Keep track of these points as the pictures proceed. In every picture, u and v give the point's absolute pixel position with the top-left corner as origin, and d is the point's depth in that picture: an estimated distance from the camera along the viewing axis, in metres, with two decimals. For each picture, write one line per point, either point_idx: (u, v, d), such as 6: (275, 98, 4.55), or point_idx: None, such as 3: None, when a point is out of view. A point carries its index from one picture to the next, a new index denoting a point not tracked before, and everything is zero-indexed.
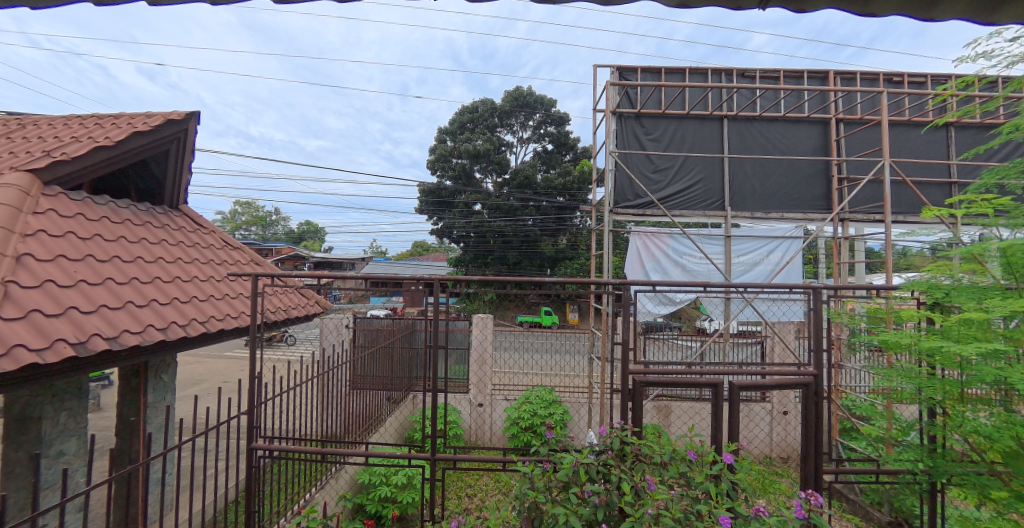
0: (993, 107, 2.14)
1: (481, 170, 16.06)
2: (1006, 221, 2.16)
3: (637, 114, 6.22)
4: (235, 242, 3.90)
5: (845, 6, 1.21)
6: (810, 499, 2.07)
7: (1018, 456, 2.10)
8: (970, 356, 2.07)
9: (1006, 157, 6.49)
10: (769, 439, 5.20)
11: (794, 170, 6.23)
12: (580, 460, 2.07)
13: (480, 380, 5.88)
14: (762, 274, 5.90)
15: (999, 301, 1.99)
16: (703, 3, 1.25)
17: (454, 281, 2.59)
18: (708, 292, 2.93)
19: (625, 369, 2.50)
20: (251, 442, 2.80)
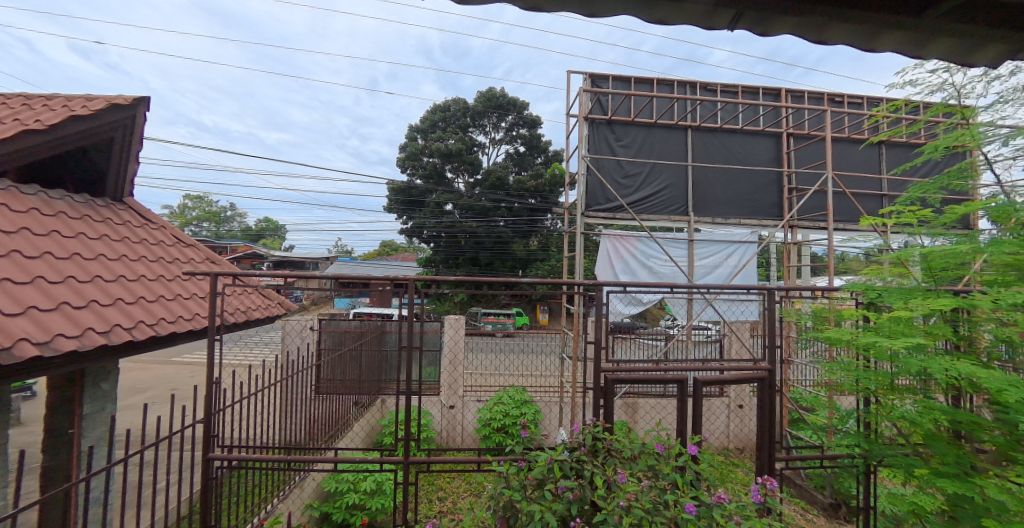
0: (916, 129, 2.30)
1: (453, 170, 16.02)
2: (927, 230, 2.38)
3: (609, 121, 6.35)
4: (190, 239, 3.72)
5: (800, 34, 1.05)
6: (767, 484, 2.19)
7: (938, 437, 2.29)
8: (899, 350, 2.23)
9: (928, 174, 7.14)
10: (727, 431, 5.46)
11: (751, 178, 6.59)
12: (555, 457, 2.14)
13: (452, 383, 5.87)
14: (723, 275, 6.22)
15: (921, 301, 2.18)
16: (678, 21, 1.06)
17: (424, 282, 2.54)
18: (673, 292, 3.01)
19: (597, 368, 2.56)
20: (206, 452, 2.67)
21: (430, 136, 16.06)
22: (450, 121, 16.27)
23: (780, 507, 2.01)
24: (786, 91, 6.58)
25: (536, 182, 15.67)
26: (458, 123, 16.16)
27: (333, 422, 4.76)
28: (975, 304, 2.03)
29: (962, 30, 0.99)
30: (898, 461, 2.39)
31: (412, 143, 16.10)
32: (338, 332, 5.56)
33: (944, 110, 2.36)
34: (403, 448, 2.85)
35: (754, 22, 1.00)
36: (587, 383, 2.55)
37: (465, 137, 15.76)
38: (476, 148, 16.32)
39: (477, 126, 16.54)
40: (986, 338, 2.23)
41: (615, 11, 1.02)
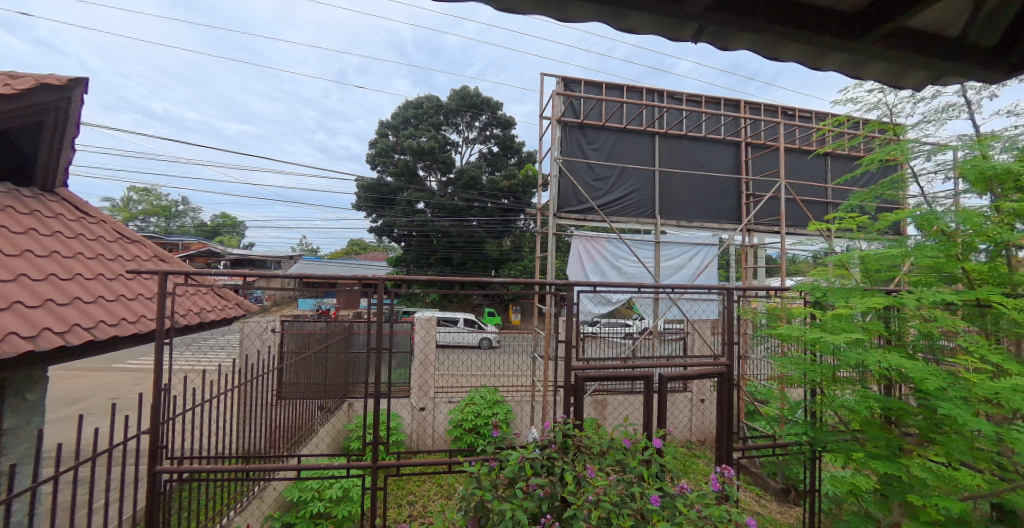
0: (855, 142, 2.49)
1: (425, 168, 15.87)
2: (865, 235, 2.57)
3: (580, 124, 6.46)
4: (135, 236, 3.43)
5: (757, 50, 1.11)
6: (725, 472, 2.31)
7: (873, 424, 2.47)
8: (841, 345, 2.38)
9: (868, 184, 7.73)
10: (690, 425, 5.68)
11: (713, 183, 6.89)
12: (526, 455, 2.18)
13: (422, 386, 5.78)
14: (687, 276, 6.48)
15: (858, 300, 2.35)
16: (647, 31, 1.08)
17: (394, 282, 2.50)
18: (641, 292, 3.11)
19: (567, 366, 2.63)
20: (152, 465, 2.53)
21: (402, 132, 15.84)
22: (422, 118, 16.12)
23: (737, 493, 2.13)
24: (745, 102, 6.94)
25: (509, 182, 15.76)
26: (432, 121, 16.04)
27: (295, 429, 4.58)
28: (902, 302, 2.20)
29: (896, 55, 1.07)
30: (839, 445, 2.55)
31: (383, 139, 15.83)
32: (302, 334, 5.39)
33: (882, 125, 2.54)
34: (372, 451, 2.80)
35: (717, 37, 1.04)
36: (558, 381, 2.61)
37: (438, 135, 15.63)
38: (449, 146, 16.24)
39: (450, 124, 16.46)
40: (911, 332, 2.44)
41: (587, 17, 1.03)
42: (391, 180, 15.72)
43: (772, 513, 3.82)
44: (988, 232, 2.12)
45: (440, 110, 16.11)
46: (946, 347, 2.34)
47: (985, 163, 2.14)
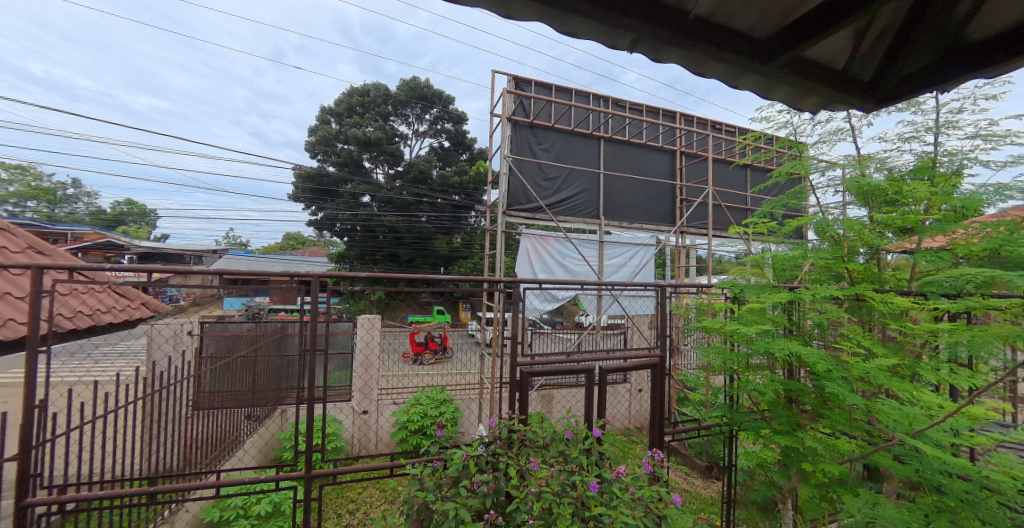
0: (766, 157, 2.82)
1: (371, 159, 15.33)
2: (774, 238, 2.90)
3: (530, 124, 6.54)
4: (2, 222, 2.95)
5: (686, 65, 1.18)
6: (656, 456, 2.47)
7: (778, 405, 2.72)
8: (753, 335, 2.60)
9: (778, 193, 8.64)
10: (629, 413, 6.02)
11: (651, 188, 7.35)
12: (470, 453, 2.21)
13: (366, 385, 5.53)
14: (627, 274, 6.86)
15: (768, 295, 2.60)
16: (587, 37, 1.10)
17: (336, 278, 2.39)
18: (584, 289, 3.25)
19: (513, 361, 2.66)
20: (21, 498, 2.13)
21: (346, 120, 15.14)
22: (370, 107, 15.49)
23: (667, 473, 2.31)
24: (680, 114, 7.47)
25: (460, 179, 15.68)
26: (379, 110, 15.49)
27: (214, 443, 4.10)
28: (800, 297, 2.47)
29: (798, 81, 1.21)
30: (750, 423, 2.80)
31: (325, 127, 15.03)
32: (227, 336, 4.95)
33: (791, 141, 2.84)
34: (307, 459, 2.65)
35: (652, 49, 1.08)
36: (503, 377, 2.65)
37: (386, 126, 15.16)
38: (397, 138, 15.84)
39: (399, 115, 16.01)
40: (808, 323, 2.71)
41: (529, 17, 1.02)
42: (334, 170, 15.00)
43: (697, 489, 4.18)
44: (866, 238, 2.51)
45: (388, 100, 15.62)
46: (832, 335, 2.67)
47: (865, 181, 2.52)
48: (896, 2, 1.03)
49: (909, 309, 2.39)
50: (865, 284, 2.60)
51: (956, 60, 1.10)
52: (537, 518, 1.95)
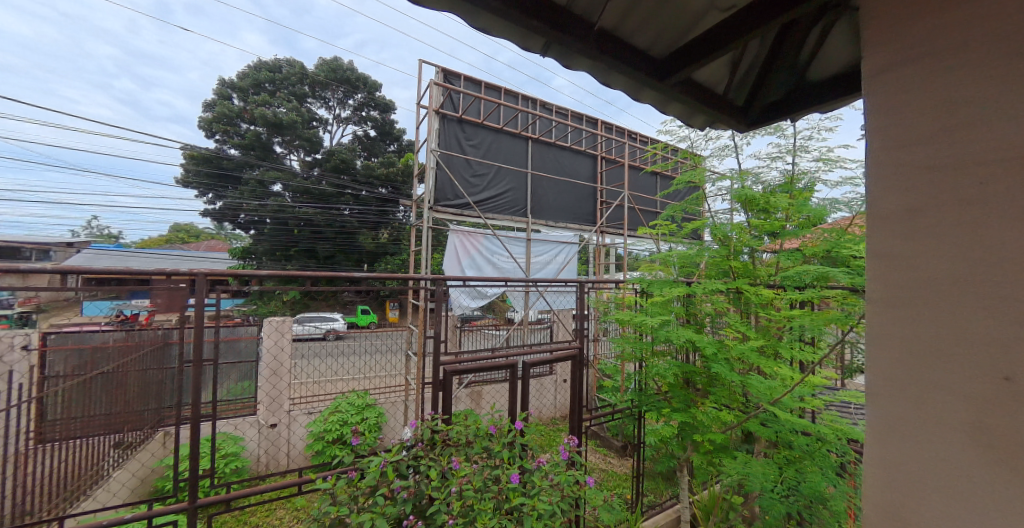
0: (670, 165, 3.11)
1: (283, 143, 14.33)
2: (674, 238, 3.23)
3: (459, 119, 6.47)
4: None
5: (594, 73, 1.28)
6: (572, 442, 2.58)
7: (678, 387, 3.02)
8: (657, 326, 2.86)
9: (681, 199, 9.71)
10: (554, 405, 6.28)
11: (574, 189, 7.72)
12: (389, 458, 2.12)
13: (275, 398, 5.03)
14: (552, 271, 7.14)
15: (670, 289, 2.88)
16: (502, 36, 1.13)
17: (240, 278, 2.13)
18: (510, 286, 3.32)
19: (436, 360, 2.60)
20: None
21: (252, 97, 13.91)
22: (281, 86, 14.41)
23: (583, 458, 2.44)
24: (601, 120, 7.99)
25: (386, 170, 15.14)
26: (293, 90, 14.49)
27: (62, 480, 3.28)
28: (694, 291, 2.77)
29: (689, 99, 1.37)
30: (652, 403, 3.08)
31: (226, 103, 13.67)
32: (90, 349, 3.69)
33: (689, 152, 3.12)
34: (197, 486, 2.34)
35: (562, 53, 1.16)
36: (427, 377, 2.59)
37: (301, 109, 14.33)
38: (315, 121, 14.94)
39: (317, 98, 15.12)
40: (701, 313, 3.03)
41: (441, 7, 1.02)
42: (237, 154, 13.70)
43: (613, 467, 4.55)
44: (746, 240, 2.89)
45: (305, 80, 14.70)
46: (718, 323, 3.03)
47: (751, 193, 2.88)
48: (760, 37, 1.18)
49: (773, 300, 2.79)
50: (742, 279, 2.97)
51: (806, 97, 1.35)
52: (458, 517, 1.97)
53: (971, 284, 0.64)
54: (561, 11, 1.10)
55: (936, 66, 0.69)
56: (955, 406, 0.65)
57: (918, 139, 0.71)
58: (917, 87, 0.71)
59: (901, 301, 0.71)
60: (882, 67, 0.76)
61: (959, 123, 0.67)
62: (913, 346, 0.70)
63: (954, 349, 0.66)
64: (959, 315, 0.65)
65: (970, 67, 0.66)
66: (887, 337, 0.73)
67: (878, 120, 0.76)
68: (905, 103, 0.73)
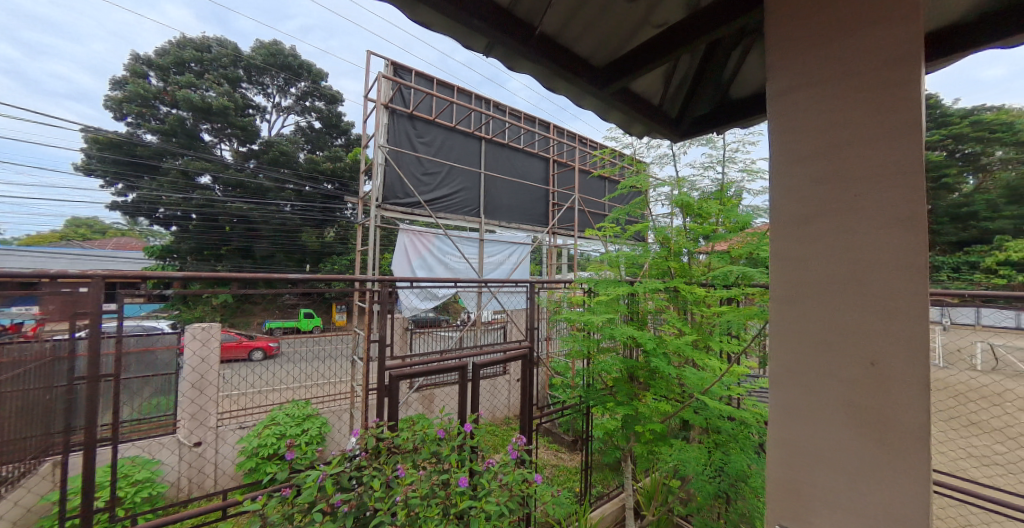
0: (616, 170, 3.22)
1: (211, 131, 13.26)
2: (618, 240, 3.36)
3: (410, 115, 6.29)
4: None
5: (538, 77, 1.28)
6: (519, 441, 2.58)
7: (622, 382, 3.13)
8: (604, 324, 2.94)
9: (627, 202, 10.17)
10: (507, 404, 6.31)
11: (526, 190, 7.82)
12: (327, 472, 2.01)
13: (198, 413, 4.53)
14: (505, 271, 7.17)
15: (615, 289, 2.97)
16: (444, 33, 1.10)
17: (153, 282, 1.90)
18: (459, 287, 3.27)
19: (382, 366, 2.51)
20: None
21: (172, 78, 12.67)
22: (210, 67, 13.37)
23: (531, 454, 2.46)
24: (552, 123, 8.16)
25: (333, 165, 14.54)
26: (224, 73, 13.48)
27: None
28: (637, 289, 2.89)
29: (627, 109, 1.42)
30: (598, 397, 3.18)
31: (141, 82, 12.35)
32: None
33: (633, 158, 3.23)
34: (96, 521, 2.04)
35: (507, 55, 1.15)
36: (371, 384, 2.48)
37: (234, 94, 13.42)
38: (250, 109, 14.11)
39: (253, 82, 14.29)
40: (644, 310, 3.16)
41: None
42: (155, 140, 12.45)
43: (564, 462, 4.65)
44: (684, 242, 3.08)
45: (239, 63, 13.76)
46: (658, 320, 3.17)
47: (689, 198, 3.06)
48: (689, 53, 1.25)
49: (705, 297, 2.96)
50: (680, 279, 3.13)
51: (729, 113, 1.47)
52: (402, 526, 1.91)
53: (854, 285, 0.73)
54: (504, 13, 1.09)
55: (827, 89, 0.77)
56: (836, 394, 0.74)
57: (809, 153, 0.79)
58: (810, 106, 0.79)
59: (798, 301, 0.79)
60: (782, 87, 0.84)
61: (843, 142, 0.75)
62: (804, 340, 0.78)
63: (837, 342, 0.74)
64: (842, 313, 0.74)
65: (853, 90, 0.74)
66: (785, 335, 0.81)
67: (780, 135, 0.84)
68: (800, 120, 0.81)
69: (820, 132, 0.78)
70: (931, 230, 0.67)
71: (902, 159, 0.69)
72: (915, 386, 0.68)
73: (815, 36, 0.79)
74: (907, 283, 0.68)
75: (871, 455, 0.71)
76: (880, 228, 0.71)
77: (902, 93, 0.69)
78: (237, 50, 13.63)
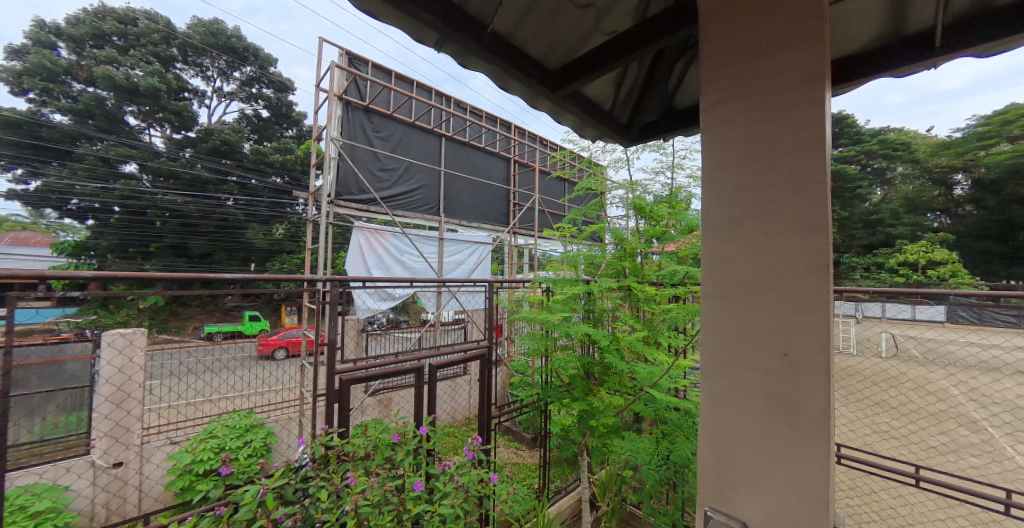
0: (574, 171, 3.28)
1: (136, 114, 12.13)
2: (575, 240, 3.41)
3: (365, 108, 6.07)
4: None
5: (491, 76, 1.26)
6: (476, 440, 2.55)
7: (579, 379, 3.18)
8: (562, 322, 2.97)
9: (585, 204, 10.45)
10: (467, 404, 6.28)
11: (487, 190, 7.81)
12: (269, 485, 1.90)
13: (127, 429, 3.95)
14: (465, 271, 7.13)
15: (572, 287, 3.02)
16: (391, 23, 1.04)
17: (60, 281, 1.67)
18: (416, 286, 3.21)
19: (332, 370, 2.40)
20: None
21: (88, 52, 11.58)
22: (137, 42, 12.29)
23: (488, 450, 2.46)
24: (513, 124, 8.23)
25: (282, 158, 13.94)
26: (154, 51, 12.47)
27: None
28: (592, 288, 2.97)
29: (580, 112, 1.43)
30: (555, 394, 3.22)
31: (49, 55, 11.19)
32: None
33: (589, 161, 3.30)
34: None
35: (459, 51, 1.12)
36: (320, 388, 2.37)
37: (165, 75, 12.45)
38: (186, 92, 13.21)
39: (190, 63, 13.34)
40: (601, 310, 3.21)
41: None
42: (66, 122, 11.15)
43: (524, 459, 4.69)
44: (638, 243, 3.19)
45: (173, 42, 12.80)
46: (612, 318, 3.25)
47: (642, 201, 3.16)
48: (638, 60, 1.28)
49: (655, 295, 3.07)
50: (634, 278, 3.18)
51: (675, 121, 1.52)
52: None
53: (770, 283, 0.84)
54: (455, 8, 1.06)
55: (752, 106, 0.88)
56: (757, 380, 0.85)
57: (736, 165, 0.90)
58: (737, 120, 0.90)
59: (727, 296, 0.90)
60: (713, 101, 0.94)
61: (762, 155, 0.87)
62: (731, 331, 0.89)
63: (757, 332, 0.86)
64: (761, 308, 0.85)
65: (770, 108, 0.86)
66: (716, 326, 0.92)
67: (712, 146, 0.94)
68: (731, 136, 0.91)
69: (748, 145, 0.89)
70: (830, 235, 0.79)
71: (807, 173, 0.81)
72: (818, 371, 0.79)
73: (741, 57, 0.90)
74: (812, 282, 0.80)
75: (785, 433, 0.82)
76: (792, 232, 0.82)
77: (807, 113, 0.81)
78: (170, 26, 12.68)
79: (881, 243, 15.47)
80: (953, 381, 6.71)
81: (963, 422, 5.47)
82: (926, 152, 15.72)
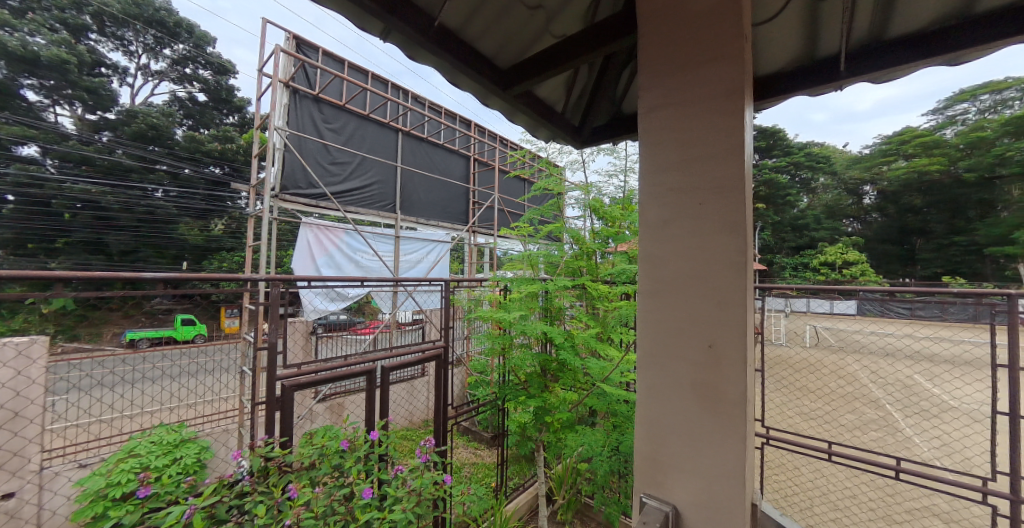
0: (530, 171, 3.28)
1: (35, 87, 10.71)
2: (531, 239, 3.41)
3: (315, 97, 5.77)
4: None
5: (441, 71, 1.21)
6: (429, 442, 2.47)
7: (535, 378, 3.19)
8: (518, 321, 2.97)
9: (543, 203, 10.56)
10: (425, 405, 6.14)
11: (445, 187, 7.68)
12: (196, 504, 1.73)
13: (17, 454, 3.03)
14: (422, 270, 6.98)
15: (528, 287, 3.01)
16: (331, 8, 0.96)
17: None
18: (367, 286, 3.09)
19: (274, 376, 2.24)
20: None
21: None
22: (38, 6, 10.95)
23: (442, 451, 2.40)
24: (472, 121, 8.17)
25: (221, 147, 13.11)
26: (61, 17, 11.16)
27: None
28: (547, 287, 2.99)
29: (531, 113, 1.41)
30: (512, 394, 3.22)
31: None
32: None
33: (546, 161, 3.31)
34: None
35: (405, 42, 1.07)
36: (260, 396, 2.21)
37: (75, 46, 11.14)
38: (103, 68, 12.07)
39: (107, 35, 12.12)
40: (557, 309, 3.24)
41: None
42: None
43: (481, 458, 4.66)
44: (593, 243, 3.25)
45: (85, 9, 11.53)
46: (567, 316, 3.30)
47: (597, 202, 3.23)
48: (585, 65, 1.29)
49: (608, 294, 3.14)
50: (588, 277, 3.26)
51: (622, 127, 1.55)
52: None
53: (697, 281, 0.88)
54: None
55: (683, 111, 0.91)
56: (686, 372, 0.89)
57: (669, 168, 0.93)
58: (667, 126, 0.93)
59: (660, 293, 0.92)
60: (649, 107, 0.96)
61: (691, 159, 0.90)
62: (663, 327, 0.92)
63: (687, 327, 0.89)
64: (688, 303, 0.89)
65: (697, 114, 0.89)
66: (650, 323, 0.94)
67: (646, 150, 0.96)
68: (663, 141, 0.94)
69: (677, 149, 0.92)
70: (748, 235, 0.83)
71: (728, 178, 0.85)
72: (739, 362, 0.83)
73: (671, 65, 0.93)
74: (734, 278, 0.84)
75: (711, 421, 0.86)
76: (716, 232, 0.85)
77: (727, 120, 0.86)
78: None
79: (806, 246, 17.19)
80: (863, 369, 7.49)
81: (871, 405, 6.11)
82: (842, 166, 18.06)
